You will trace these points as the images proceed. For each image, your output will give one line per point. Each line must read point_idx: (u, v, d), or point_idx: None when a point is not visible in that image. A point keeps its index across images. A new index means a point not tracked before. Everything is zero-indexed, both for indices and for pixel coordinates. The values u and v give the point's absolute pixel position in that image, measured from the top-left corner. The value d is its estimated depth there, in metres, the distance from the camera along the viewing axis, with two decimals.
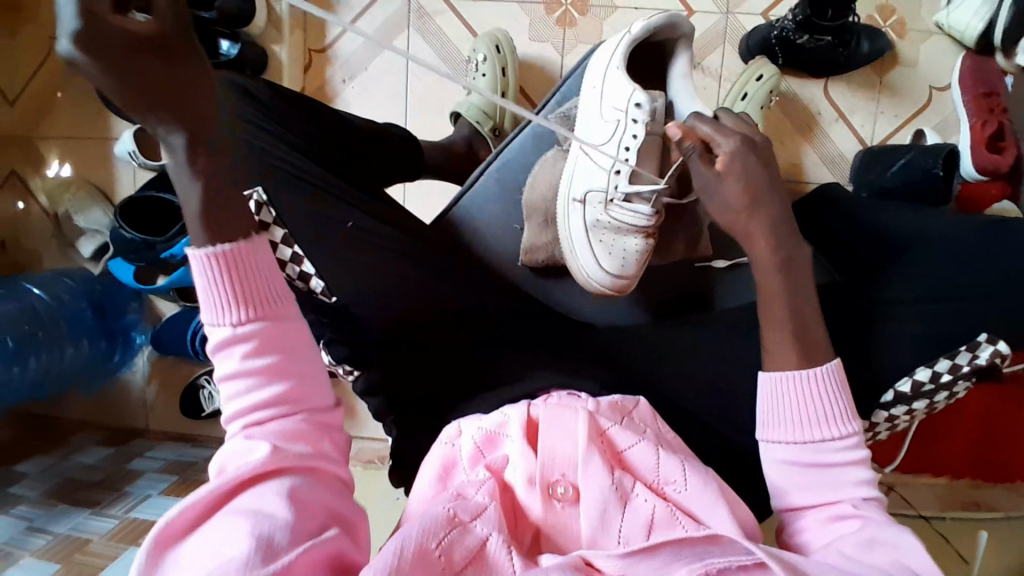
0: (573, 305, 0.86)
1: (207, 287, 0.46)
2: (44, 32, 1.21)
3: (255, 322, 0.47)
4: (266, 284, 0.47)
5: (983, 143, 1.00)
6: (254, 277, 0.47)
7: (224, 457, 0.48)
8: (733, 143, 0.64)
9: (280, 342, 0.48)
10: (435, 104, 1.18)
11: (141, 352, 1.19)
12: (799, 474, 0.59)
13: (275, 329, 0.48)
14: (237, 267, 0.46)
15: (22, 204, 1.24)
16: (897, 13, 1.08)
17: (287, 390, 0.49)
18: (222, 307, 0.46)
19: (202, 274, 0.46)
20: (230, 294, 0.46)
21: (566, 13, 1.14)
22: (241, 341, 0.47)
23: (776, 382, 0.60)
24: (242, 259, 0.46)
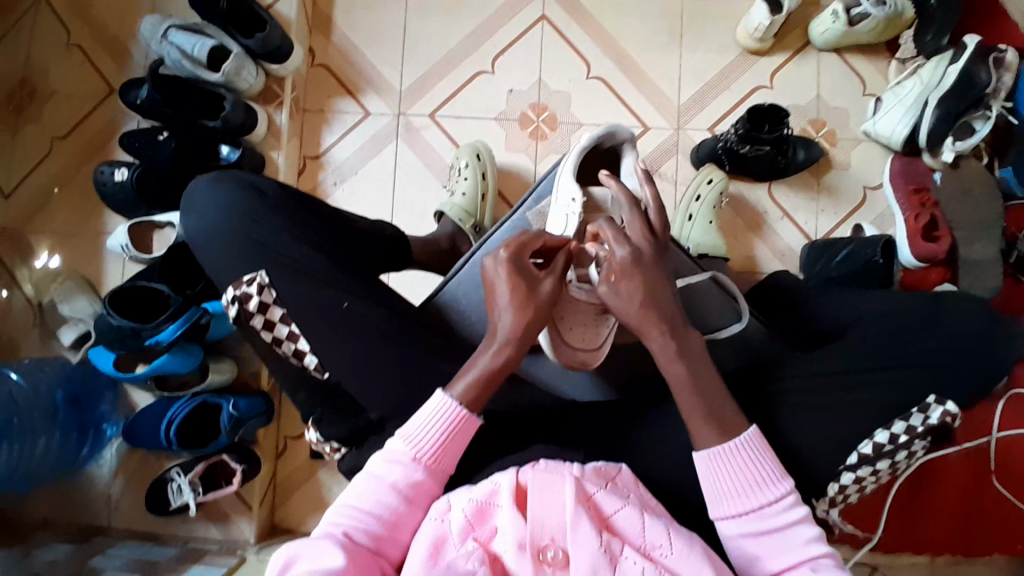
0: (554, 383, 0.88)
1: (418, 427, 0.70)
2: (47, 132, 1.29)
3: (420, 471, 0.68)
4: (450, 452, 0.70)
5: (920, 234, 1.13)
6: (450, 447, 0.70)
7: (303, 551, 0.63)
8: (624, 253, 0.70)
9: (416, 493, 0.68)
10: (421, 202, 1.28)
11: (111, 445, 1.17)
12: (752, 542, 0.65)
13: (425, 484, 0.68)
14: (455, 429, 0.70)
15: (6, 293, 1.24)
16: (827, 125, 1.25)
17: (386, 530, 0.66)
18: (411, 444, 0.69)
19: (437, 419, 0.69)
20: (422, 440, 0.69)
21: (538, 128, 1.29)
22: (404, 473, 0.68)
23: (707, 460, 0.66)
24: (464, 426, 0.70)
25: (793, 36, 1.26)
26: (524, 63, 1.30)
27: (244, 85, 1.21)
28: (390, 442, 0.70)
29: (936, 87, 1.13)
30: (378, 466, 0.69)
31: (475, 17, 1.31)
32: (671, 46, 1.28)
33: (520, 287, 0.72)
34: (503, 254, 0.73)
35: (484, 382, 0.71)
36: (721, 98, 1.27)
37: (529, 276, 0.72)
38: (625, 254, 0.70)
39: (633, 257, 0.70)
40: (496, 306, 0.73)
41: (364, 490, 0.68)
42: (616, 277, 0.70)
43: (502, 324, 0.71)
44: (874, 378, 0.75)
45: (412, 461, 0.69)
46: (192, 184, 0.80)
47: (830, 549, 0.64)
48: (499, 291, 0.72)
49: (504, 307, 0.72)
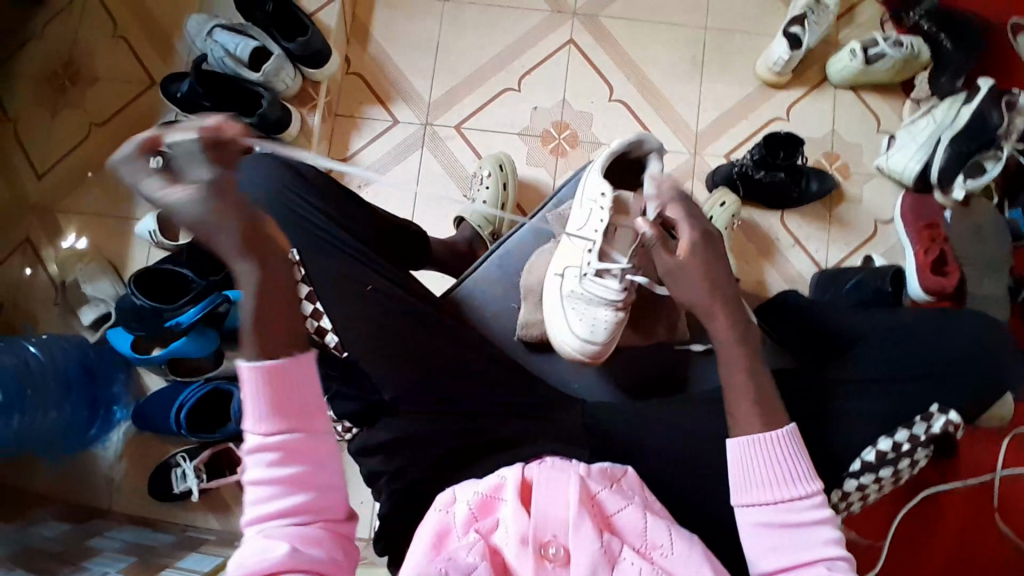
0: (563, 381, 0.89)
1: (247, 402, 0.62)
2: (86, 119, 1.35)
3: (286, 435, 0.62)
4: (303, 397, 0.63)
5: (928, 267, 1.14)
6: (291, 395, 0.62)
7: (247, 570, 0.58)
8: (693, 235, 0.73)
9: (302, 453, 0.62)
10: (441, 209, 1.31)
11: (119, 427, 1.19)
12: (771, 536, 0.65)
13: (301, 441, 0.62)
14: (275, 381, 0.62)
15: (31, 270, 1.28)
16: (841, 158, 1.29)
17: (314, 498, 0.62)
18: (259, 413, 0.61)
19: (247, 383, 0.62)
20: (262, 403, 0.61)
21: (559, 145, 1.33)
22: (269, 448, 0.61)
23: (741, 445, 0.67)
24: (285, 375, 0.62)
25: (811, 71, 1.31)
26: (550, 83, 1.35)
27: (282, 86, 1.27)
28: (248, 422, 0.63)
29: (949, 126, 1.18)
30: (248, 465, 0.62)
31: (506, 38, 1.37)
32: (691, 75, 1.33)
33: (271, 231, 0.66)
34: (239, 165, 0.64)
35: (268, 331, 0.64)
36: (739, 126, 1.31)
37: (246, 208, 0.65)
38: (693, 236, 0.73)
39: (702, 237, 0.73)
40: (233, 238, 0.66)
41: (251, 494, 0.61)
42: (687, 253, 0.72)
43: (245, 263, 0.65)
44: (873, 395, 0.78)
45: (268, 435, 0.61)
46: (233, 165, 0.85)
47: (845, 555, 0.64)
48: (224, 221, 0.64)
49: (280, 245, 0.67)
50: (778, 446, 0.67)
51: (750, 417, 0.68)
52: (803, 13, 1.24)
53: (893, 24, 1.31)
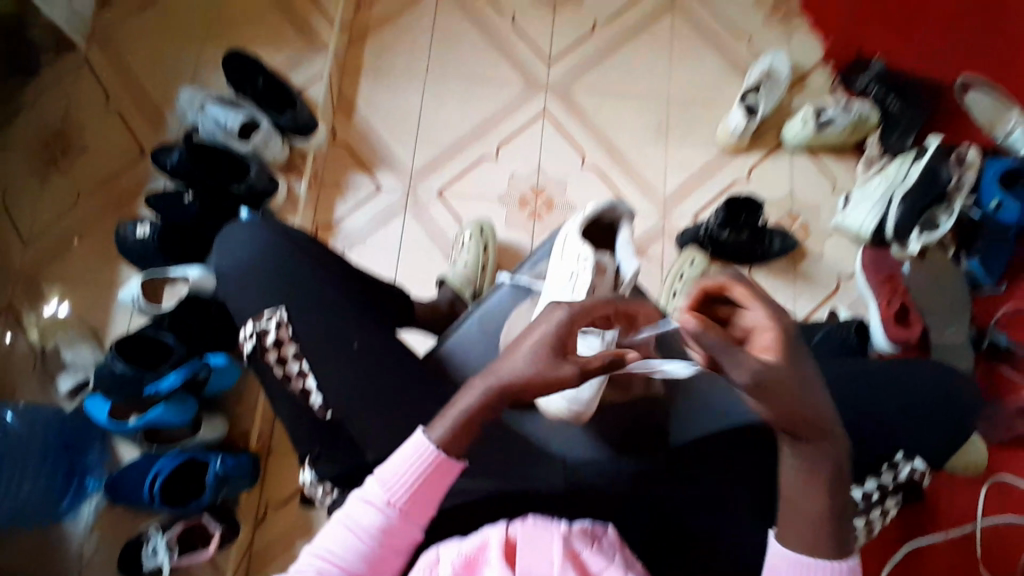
0: (543, 439, 0.89)
1: (393, 472, 0.68)
2: (75, 189, 1.38)
3: (394, 516, 0.67)
4: (429, 495, 0.68)
5: (892, 319, 1.18)
6: (424, 492, 0.68)
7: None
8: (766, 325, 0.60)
9: (391, 536, 0.67)
10: (423, 272, 1.35)
11: (91, 500, 1.15)
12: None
13: (398, 527, 0.68)
14: (431, 473, 0.68)
15: (11, 337, 1.27)
16: (801, 218, 1.37)
17: (369, 568, 0.67)
18: (388, 487, 0.67)
19: (411, 458, 0.68)
20: (400, 484, 0.67)
21: (536, 208, 1.39)
22: (379, 517, 0.67)
23: (790, 565, 0.63)
24: (441, 471, 0.68)
25: (768, 136, 1.41)
26: (526, 151, 1.43)
27: (270, 155, 1.35)
28: (368, 481, 0.69)
29: (901, 183, 1.26)
30: (351, 510, 0.68)
31: (484, 109, 1.46)
32: (658, 142, 1.42)
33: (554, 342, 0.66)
34: (563, 311, 0.67)
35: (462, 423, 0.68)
36: (705, 188, 1.39)
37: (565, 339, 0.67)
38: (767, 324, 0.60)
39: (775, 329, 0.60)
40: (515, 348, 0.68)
41: (335, 532, 0.68)
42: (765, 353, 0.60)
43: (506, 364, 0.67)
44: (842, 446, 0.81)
45: (384, 506, 0.67)
46: (230, 227, 0.89)
47: None
48: (530, 337, 0.68)
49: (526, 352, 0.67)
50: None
51: None
52: (756, 84, 1.37)
53: (843, 89, 1.43)
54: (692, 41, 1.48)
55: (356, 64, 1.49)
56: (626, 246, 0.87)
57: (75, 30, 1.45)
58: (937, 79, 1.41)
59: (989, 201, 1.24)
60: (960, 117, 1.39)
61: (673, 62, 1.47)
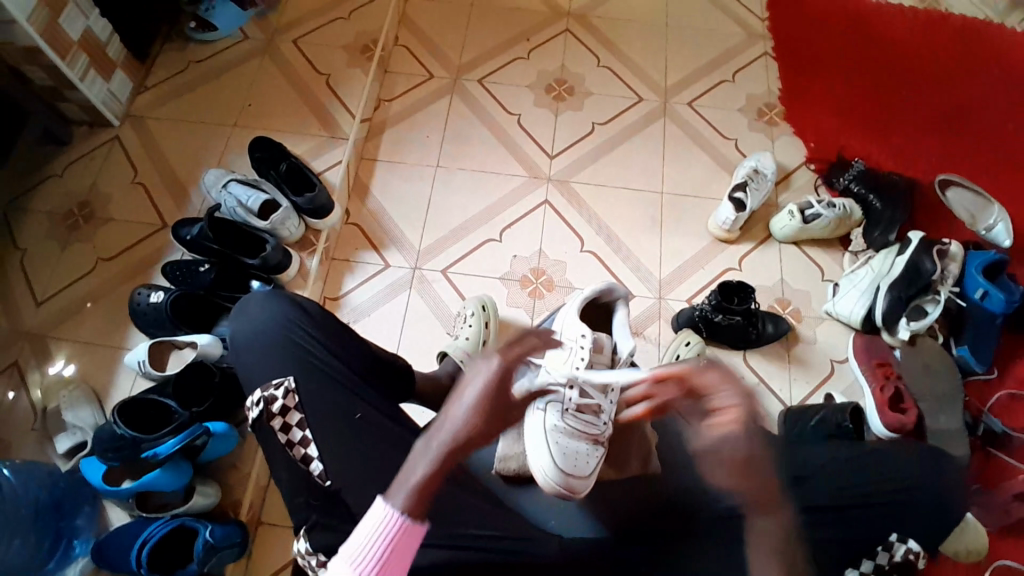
0: (541, 518, 0.91)
1: (360, 545, 0.68)
2: (96, 255, 1.44)
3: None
4: (397, 561, 0.68)
5: (886, 405, 1.21)
6: (392, 557, 0.68)
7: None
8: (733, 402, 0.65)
9: None
10: (426, 346, 1.39)
11: (76, 563, 1.09)
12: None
13: None
14: (396, 541, 0.68)
15: (12, 395, 1.28)
16: (792, 304, 1.42)
17: None
18: (354, 562, 0.68)
19: (376, 528, 0.67)
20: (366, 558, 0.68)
21: (537, 288, 1.45)
22: None
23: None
24: (406, 534, 0.68)
25: (757, 229, 1.50)
26: (528, 234, 1.51)
27: (286, 233, 1.40)
28: (336, 559, 0.69)
29: (886, 275, 1.33)
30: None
31: (490, 196, 1.55)
32: (653, 229, 1.51)
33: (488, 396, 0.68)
34: (495, 361, 0.70)
35: (419, 490, 0.68)
36: (698, 275, 1.45)
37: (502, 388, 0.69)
38: (733, 407, 0.65)
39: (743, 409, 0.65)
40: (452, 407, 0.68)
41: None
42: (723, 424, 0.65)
43: (450, 428, 0.66)
44: None
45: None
46: (247, 296, 0.92)
47: None
48: (462, 399, 0.68)
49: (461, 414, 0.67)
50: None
51: None
52: (744, 181, 1.46)
53: (826, 188, 1.54)
54: (683, 142, 1.61)
55: (373, 153, 1.61)
56: (621, 326, 0.94)
57: (115, 112, 1.57)
58: (913, 181, 1.52)
59: (974, 292, 1.29)
60: (936, 216, 1.48)
61: (667, 160, 1.58)
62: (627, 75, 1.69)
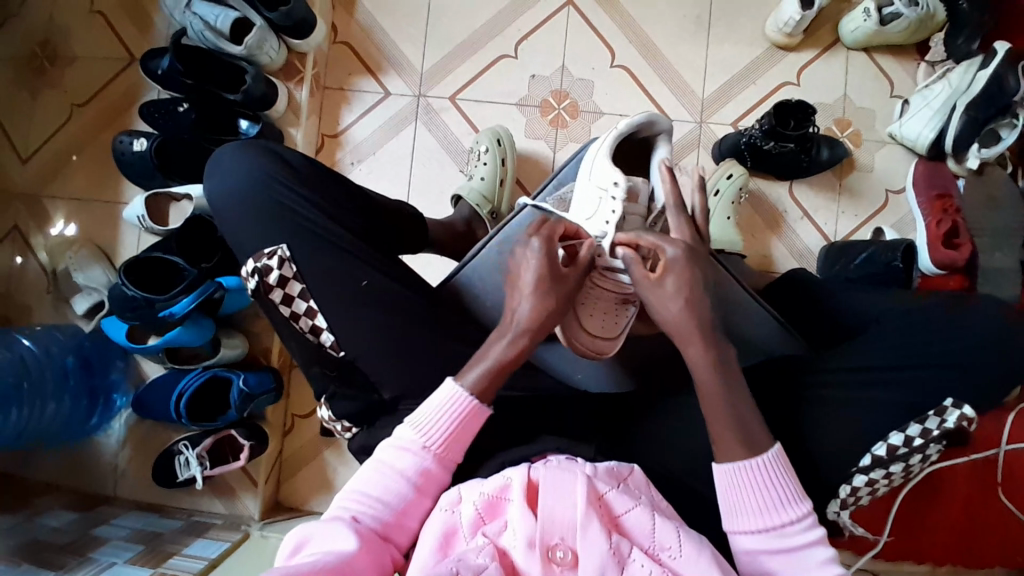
0: (567, 372, 0.87)
1: (428, 416, 0.67)
2: (65, 99, 1.29)
3: (429, 459, 0.66)
4: (465, 439, 0.68)
5: (939, 241, 1.10)
6: (460, 437, 0.67)
7: (315, 533, 0.61)
8: (678, 251, 0.71)
9: (425, 482, 0.66)
10: (437, 187, 1.27)
11: (121, 415, 1.21)
12: (769, 560, 0.64)
13: (433, 472, 0.66)
14: (466, 420, 0.67)
15: (21, 259, 1.26)
16: (853, 125, 1.23)
17: (397, 515, 0.64)
18: (421, 432, 0.66)
19: (448, 405, 0.67)
20: (438, 430, 0.66)
21: (559, 116, 1.27)
22: (412, 461, 0.65)
23: (727, 473, 0.65)
24: (475, 418, 0.68)
25: (823, 32, 1.24)
26: (548, 49, 1.28)
27: (266, 59, 1.20)
28: (399, 429, 0.68)
29: (965, 92, 1.10)
30: (384, 454, 0.66)
31: (499, 2, 1.29)
32: (697, 37, 1.26)
33: (549, 273, 0.72)
34: (538, 246, 0.73)
35: (498, 368, 0.69)
36: (746, 92, 1.25)
37: (555, 265, 0.73)
38: (677, 252, 0.71)
39: (688, 255, 0.71)
40: (518, 292, 0.73)
41: (371, 476, 0.65)
42: (667, 274, 0.70)
43: (523, 310, 0.71)
44: (874, 383, 0.77)
45: (421, 450, 0.66)
46: (221, 149, 0.80)
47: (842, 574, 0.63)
48: (524, 279, 0.73)
49: (527, 294, 0.72)
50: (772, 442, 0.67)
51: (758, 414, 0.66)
52: None
53: None
54: None
55: None
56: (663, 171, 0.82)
57: None
58: None
59: None
60: None
61: None
62: None
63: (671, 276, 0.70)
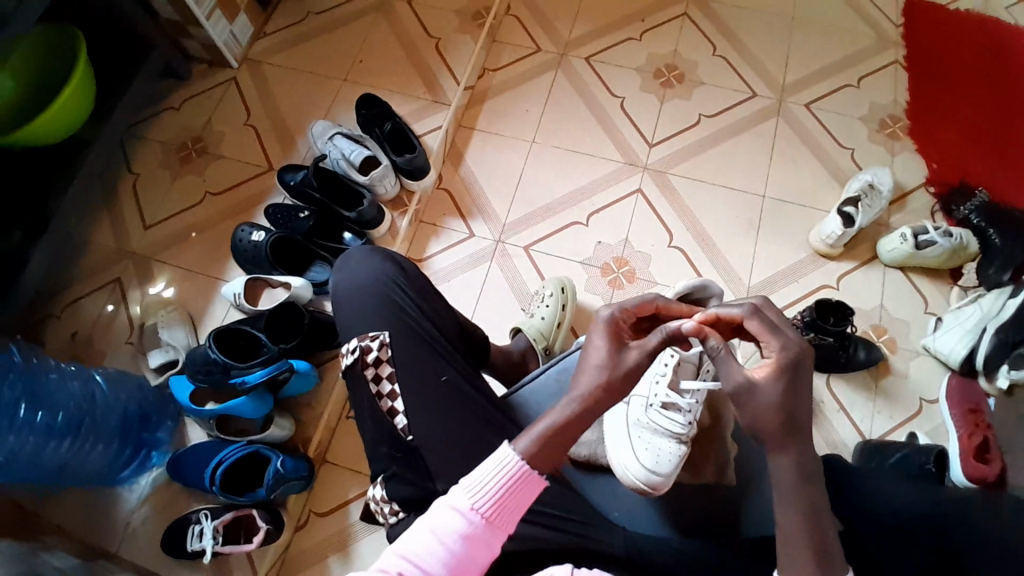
0: (604, 507, 0.90)
1: (483, 478, 0.71)
2: (204, 189, 1.53)
3: (480, 523, 0.69)
4: (514, 506, 0.71)
5: (971, 452, 1.12)
6: (510, 503, 0.71)
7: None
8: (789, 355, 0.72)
9: (473, 547, 0.69)
10: (498, 319, 1.40)
11: (151, 472, 1.23)
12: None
13: (482, 538, 0.69)
14: (517, 485, 0.71)
15: (117, 308, 1.40)
16: (888, 332, 1.34)
17: None
18: (475, 493, 0.70)
19: (502, 469, 0.71)
20: (491, 493, 0.70)
21: (617, 278, 1.43)
22: (464, 523, 0.69)
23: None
24: (526, 482, 0.71)
25: (861, 249, 1.41)
26: (617, 222, 1.49)
27: (382, 190, 1.42)
28: (454, 489, 0.71)
29: (994, 317, 1.21)
30: (437, 512, 0.70)
31: (582, 178, 1.53)
32: (747, 234, 1.45)
33: (614, 351, 0.77)
34: (608, 330, 0.78)
35: (550, 438, 0.73)
36: (788, 288, 1.39)
37: (620, 351, 0.77)
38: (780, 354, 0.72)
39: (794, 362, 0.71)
40: (582, 368, 0.77)
41: (424, 534, 0.69)
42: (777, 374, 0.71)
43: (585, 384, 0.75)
44: None
45: (472, 512, 0.69)
46: (353, 248, 0.95)
47: None
48: (590, 353, 0.78)
49: (590, 369, 0.76)
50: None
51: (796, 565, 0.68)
52: (857, 196, 1.37)
53: (943, 215, 1.43)
54: (790, 147, 1.52)
55: (472, 121, 1.61)
56: None
57: (235, 57, 1.65)
58: None
59: None
60: None
61: (772, 164, 1.51)
62: (739, 67, 1.61)
63: (768, 376, 0.71)
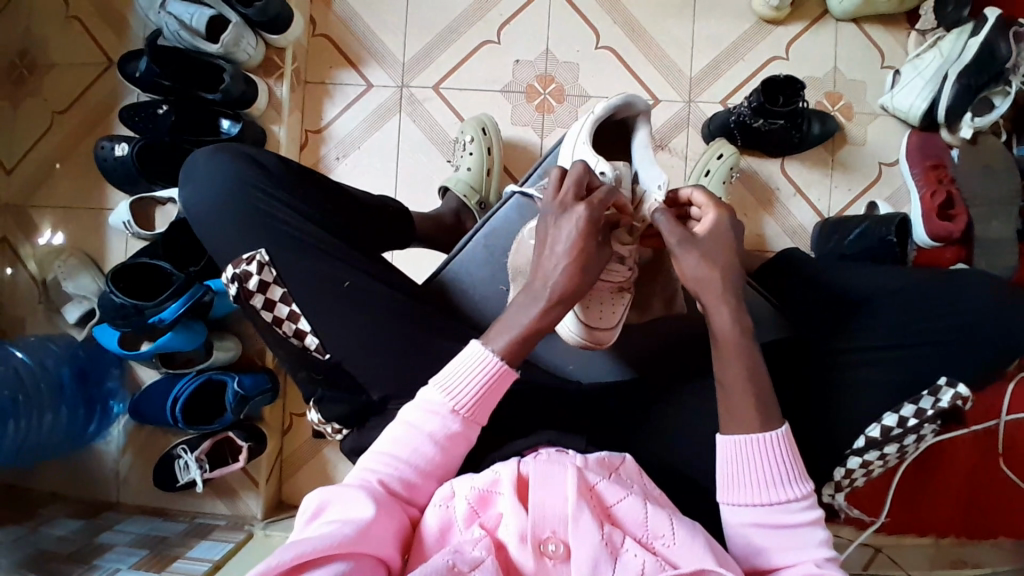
0: (557, 363, 0.87)
1: (457, 378, 0.66)
2: (46, 107, 1.27)
3: (457, 423, 0.66)
4: (490, 401, 0.67)
5: (934, 211, 1.08)
6: (489, 399, 0.67)
7: (335, 497, 0.60)
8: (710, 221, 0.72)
9: (453, 446, 0.66)
10: (424, 179, 1.26)
11: (119, 421, 1.22)
12: (762, 534, 0.64)
13: (461, 435, 0.66)
14: (493, 383, 0.67)
15: (12, 270, 1.26)
16: (843, 98, 1.20)
17: (419, 479, 0.65)
18: (450, 397, 0.66)
19: (478, 369, 0.66)
20: (469, 396, 0.66)
21: (544, 101, 1.25)
22: (443, 425, 0.66)
23: (732, 445, 0.66)
24: (503, 379, 0.67)
25: (811, 4, 1.21)
26: (530, 32, 1.26)
27: (244, 56, 1.18)
28: (425, 391, 0.67)
29: (956, 60, 1.08)
30: (411, 421, 0.66)
31: None
32: (683, 15, 1.23)
33: (586, 231, 0.70)
34: (582, 210, 0.70)
35: (530, 334, 0.69)
36: (734, 70, 1.22)
37: (593, 231, 0.70)
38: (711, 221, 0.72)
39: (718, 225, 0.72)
40: (552, 252, 0.71)
41: (398, 437, 0.65)
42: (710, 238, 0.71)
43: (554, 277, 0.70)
44: (863, 362, 0.78)
45: (450, 413, 0.66)
46: (194, 156, 0.79)
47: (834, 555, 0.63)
48: (558, 235, 0.71)
49: (562, 255, 0.70)
50: (763, 407, 0.66)
51: (744, 402, 0.66)
52: None
53: None
54: None
55: None
56: (646, 153, 0.81)
57: None
58: None
59: None
60: None
61: None
62: None
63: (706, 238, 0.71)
